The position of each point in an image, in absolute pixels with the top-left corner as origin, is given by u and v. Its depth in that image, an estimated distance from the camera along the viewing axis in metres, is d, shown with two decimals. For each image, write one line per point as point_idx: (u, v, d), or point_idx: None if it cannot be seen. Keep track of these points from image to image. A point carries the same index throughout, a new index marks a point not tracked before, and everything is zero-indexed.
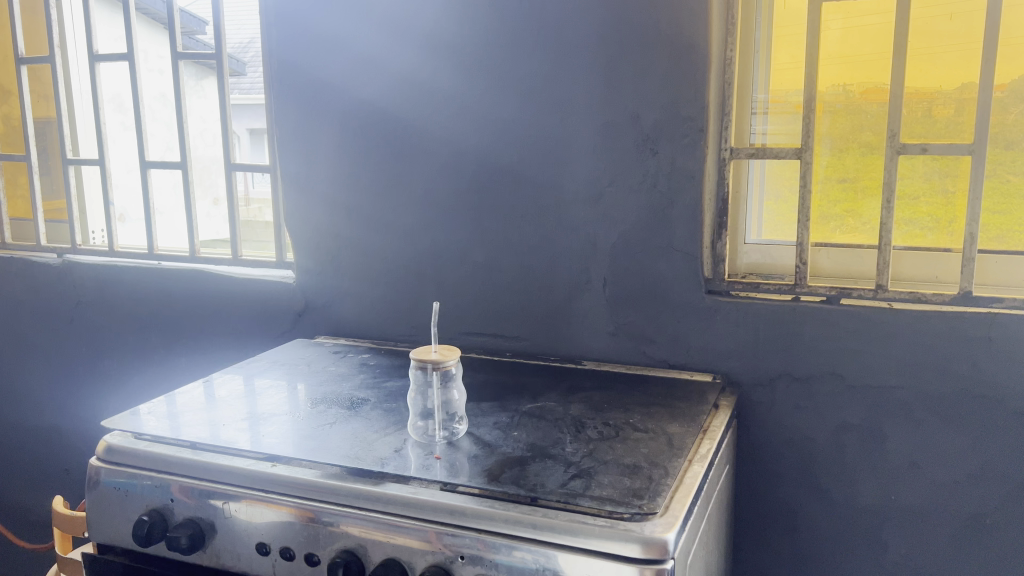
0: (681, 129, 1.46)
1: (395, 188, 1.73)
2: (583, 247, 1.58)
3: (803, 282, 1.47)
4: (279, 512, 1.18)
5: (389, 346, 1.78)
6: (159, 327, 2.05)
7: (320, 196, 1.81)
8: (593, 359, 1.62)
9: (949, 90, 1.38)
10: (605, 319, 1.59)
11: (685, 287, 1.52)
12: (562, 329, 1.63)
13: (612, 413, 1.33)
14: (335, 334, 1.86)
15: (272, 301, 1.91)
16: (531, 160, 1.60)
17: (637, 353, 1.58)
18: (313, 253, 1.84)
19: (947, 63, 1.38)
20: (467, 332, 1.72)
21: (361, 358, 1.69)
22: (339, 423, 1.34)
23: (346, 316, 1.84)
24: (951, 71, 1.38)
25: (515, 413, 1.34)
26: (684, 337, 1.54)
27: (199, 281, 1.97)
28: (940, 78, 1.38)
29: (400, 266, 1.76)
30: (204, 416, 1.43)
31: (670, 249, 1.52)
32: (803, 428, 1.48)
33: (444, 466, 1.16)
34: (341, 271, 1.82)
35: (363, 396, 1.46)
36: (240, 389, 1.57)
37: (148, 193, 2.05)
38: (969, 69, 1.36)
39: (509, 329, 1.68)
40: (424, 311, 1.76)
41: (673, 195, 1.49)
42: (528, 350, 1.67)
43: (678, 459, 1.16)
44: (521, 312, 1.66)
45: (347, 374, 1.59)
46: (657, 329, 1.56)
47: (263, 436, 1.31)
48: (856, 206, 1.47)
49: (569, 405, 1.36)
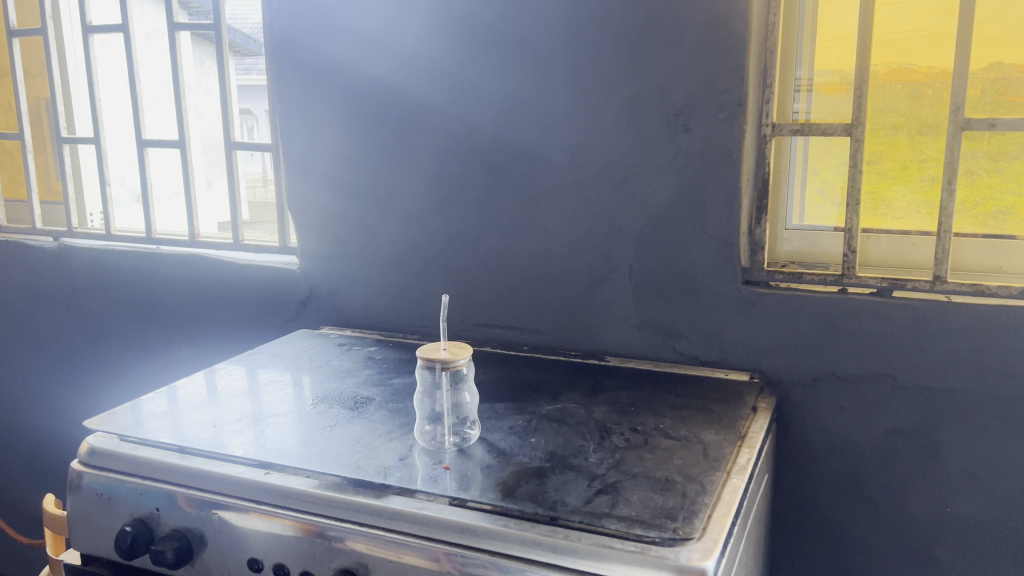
0: (717, 102, 1.33)
1: (404, 168, 1.60)
2: (607, 233, 1.45)
3: (852, 272, 1.33)
4: (272, 524, 1.07)
5: (398, 338, 1.66)
6: (159, 314, 1.94)
7: (324, 178, 1.69)
8: (617, 355, 1.49)
9: (978, 72, 1.25)
10: (631, 311, 1.46)
11: (718, 277, 1.39)
12: (584, 322, 1.50)
13: (640, 417, 1.21)
14: (340, 324, 1.75)
15: (274, 289, 1.80)
16: (550, 138, 1.46)
17: (665, 348, 1.45)
18: (318, 238, 1.73)
19: (991, 37, 1.24)
20: (481, 324, 1.60)
21: (368, 351, 1.57)
22: (339, 426, 1.22)
23: (353, 305, 1.73)
24: (995, 46, 1.24)
25: (533, 416, 1.22)
26: (717, 332, 1.40)
27: (199, 267, 1.87)
28: (981, 55, 1.25)
29: (410, 252, 1.64)
30: (195, 415, 1.31)
31: (702, 235, 1.38)
32: (848, 432, 1.35)
33: (453, 478, 1.05)
34: (346, 258, 1.71)
35: (367, 395, 1.34)
36: (241, 382, 1.46)
37: (145, 172, 1.94)
38: (1005, 50, 1.23)
39: (525, 321, 1.55)
40: (434, 302, 1.64)
41: (707, 176, 1.36)
42: (545, 344, 1.55)
43: (715, 473, 1.04)
44: (539, 304, 1.54)
45: (355, 369, 1.48)
46: (687, 322, 1.42)
47: (256, 440, 1.19)
48: (895, 188, 1.34)
49: (593, 408, 1.24)
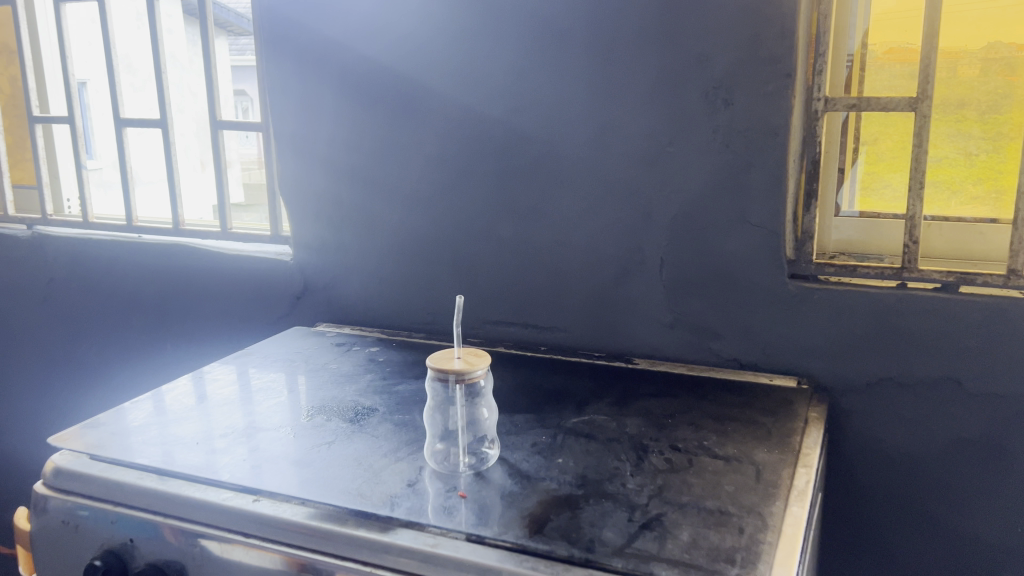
0: (762, 73, 1.17)
1: (406, 149, 1.45)
2: (635, 221, 1.30)
3: (913, 264, 1.18)
4: (262, 561, 0.93)
5: (402, 336, 1.51)
6: (142, 308, 1.79)
7: (319, 160, 1.54)
8: (645, 357, 1.34)
9: (975, 50, 1.15)
10: (661, 308, 1.31)
11: (761, 271, 1.24)
12: (608, 319, 1.36)
13: (679, 432, 1.07)
14: (339, 321, 1.60)
15: (267, 283, 1.65)
16: (571, 114, 1.31)
17: (699, 349, 1.30)
18: (313, 226, 1.57)
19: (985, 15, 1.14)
20: (493, 321, 1.45)
21: (370, 352, 1.43)
22: (339, 443, 1.07)
23: (352, 300, 1.58)
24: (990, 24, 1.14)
25: (558, 430, 1.08)
26: (759, 331, 1.26)
27: (185, 258, 1.71)
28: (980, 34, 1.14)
29: (414, 242, 1.49)
30: (175, 428, 1.16)
31: (744, 223, 1.24)
32: (906, 443, 1.21)
33: (470, 509, 0.90)
34: (345, 248, 1.56)
35: (369, 405, 1.19)
36: (229, 387, 1.32)
37: (124, 155, 1.78)
38: (999, 27, 1.14)
39: (543, 319, 1.41)
40: (441, 297, 1.49)
41: (750, 157, 1.21)
42: (565, 344, 1.40)
43: (773, 502, 0.90)
44: (558, 299, 1.39)
45: (355, 373, 1.33)
46: (725, 321, 1.28)
47: (244, 459, 1.05)
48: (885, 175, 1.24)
49: (625, 421, 1.10)
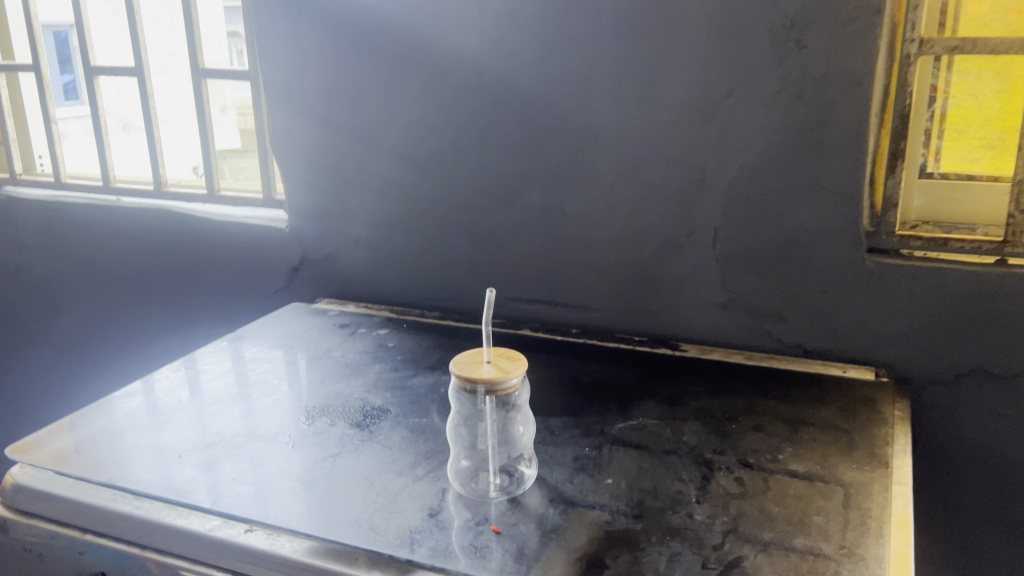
0: (846, 9, 0.98)
1: (415, 101, 1.26)
2: (684, 186, 1.12)
3: (1018, 236, 1.01)
4: None
5: (413, 315, 1.34)
6: (124, 280, 1.62)
7: (315, 113, 1.34)
8: (692, 341, 1.18)
9: None
10: (714, 285, 1.14)
11: (834, 244, 1.07)
12: (651, 298, 1.18)
13: (745, 443, 0.91)
14: (342, 295, 1.43)
15: (259, 253, 1.47)
16: (611, 59, 1.11)
17: (757, 333, 1.14)
18: (311, 189, 1.39)
19: None
20: (517, 299, 1.28)
21: (378, 335, 1.26)
22: (346, 455, 0.91)
23: (356, 273, 1.40)
24: None
25: (603, 440, 0.92)
26: (829, 313, 1.09)
27: (168, 224, 1.53)
28: None
29: (426, 209, 1.31)
30: (157, 431, 1.00)
31: (815, 188, 1.06)
32: (998, 443, 1.05)
33: (507, 547, 0.74)
34: (347, 215, 1.38)
35: (380, 405, 1.03)
36: (221, 377, 1.15)
37: (97, 106, 1.58)
38: None
39: (575, 297, 1.24)
40: (457, 271, 1.31)
41: (826, 109, 1.02)
42: (599, 326, 1.23)
43: (873, 538, 0.75)
44: (592, 275, 1.21)
45: (362, 362, 1.17)
46: (788, 301, 1.11)
47: (233, 477, 0.88)
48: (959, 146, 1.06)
49: (681, 427, 0.94)
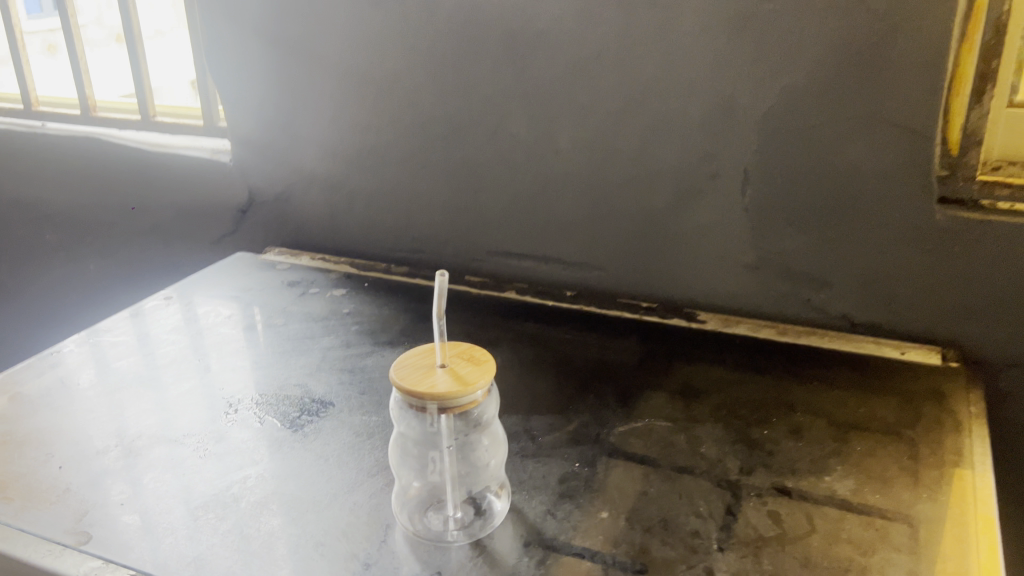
0: None
1: (374, 7, 1.01)
2: (708, 117, 0.89)
3: None
4: None
5: (378, 272, 1.14)
6: (54, 220, 1.40)
7: (255, 22, 1.10)
8: (711, 309, 0.97)
9: None
10: (739, 241, 0.93)
11: (893, 194, 0.84)
12: (661, 256, 0.97)
13: (781, 457, 0.71)
14: (298, 244, 1.22)
15: (199, 193, 1.25)
16: None
17: (792, 300, 0.93)
18: (255, 117, 1.16)
19: None
20: (502, 253, 1.07)
21: (333, 298, 1.06)
22: (270, 468, 0.71)
23: (313, 218, 1.19)
24: None
25: (598, 452, 0.72)
26: (885, 279, 0.88)
27: (96, 158, 1.31)
28: None
29: (391, 143, 1.08)
30: (41, 429, 0.79)
31: (875, 121, 0.82)
32: None
33: None
34: (299, 148, 1.15)
35: (320, 396, 0.83)
36: (139, 353, 0.93)
37: (9, 14, 1.34)
38: None
39: (569, 253, 1.02)
40: (429, 219, 1.10)
41: (896, 17, 0.78)
42: (598, 288, 1.02)
43: None
44: (590, 226, 1.00)
45: (309, 334, 0.96)
46: (832, 264, 0.90)
47: (123, 500, 0.68)
48: None
49: (697, 433, 0.74)
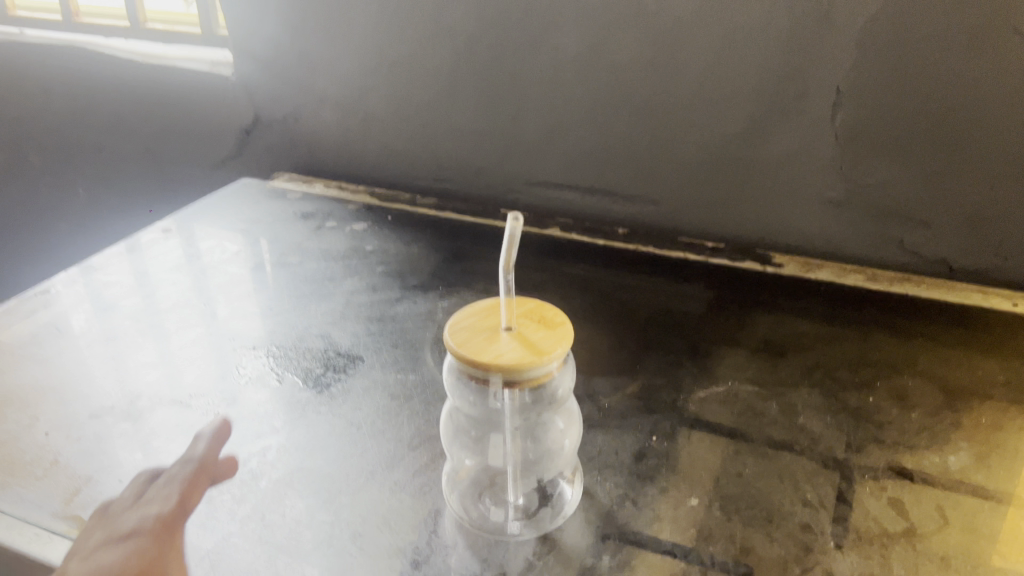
0: None
1: None
2: (797, 25, 0.74)
3: None
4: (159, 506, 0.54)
5: (402, 203, 1.02)
6: (34, 142, 1.26)
7: None
8: (786, 249, 0.86)
9: None
10: (824, 173, 0.80)
11: (1016, 121, 0.71)
12: (729, 189, 0.85)
13: (894, 430, 0.61)
14: (312, 170, 1.10)
15: (195, 112, 1.11)
16: None
17: (881, 242, 0.81)
18: (255, 24, 1.01)
19: None
20: (543, 183, 0.95)
21: (353, 232, 0.94)
22: (293, 439, 0.61)
23: (326, 142, 1.06)
24: None
25: (678, 423, 0.62)
26: (996, 218, 0.76)
27: (75, 72, 1.15)
28: None
29: (414, 54, 0.93)
30: (23, 386, 0.67)
31: (1004, 32, 0.68)
32: None
33: None
34: (306, 61, 1.01)
35: (347, 349, 0.72)
36: (135, 296, 0.81)
37: None
38: None
39: (622, 184, 0.90)
40: (458, 143, 0.97)
41: None
42: (654, 223, 0.91)
43: None
44: (647, 154, 0.87)
45: (329, 275, 0.85)
46: (932, 202, 0.77)
47: (121, 476, 0.57)
48: None
49: (793, 401, 0.64)
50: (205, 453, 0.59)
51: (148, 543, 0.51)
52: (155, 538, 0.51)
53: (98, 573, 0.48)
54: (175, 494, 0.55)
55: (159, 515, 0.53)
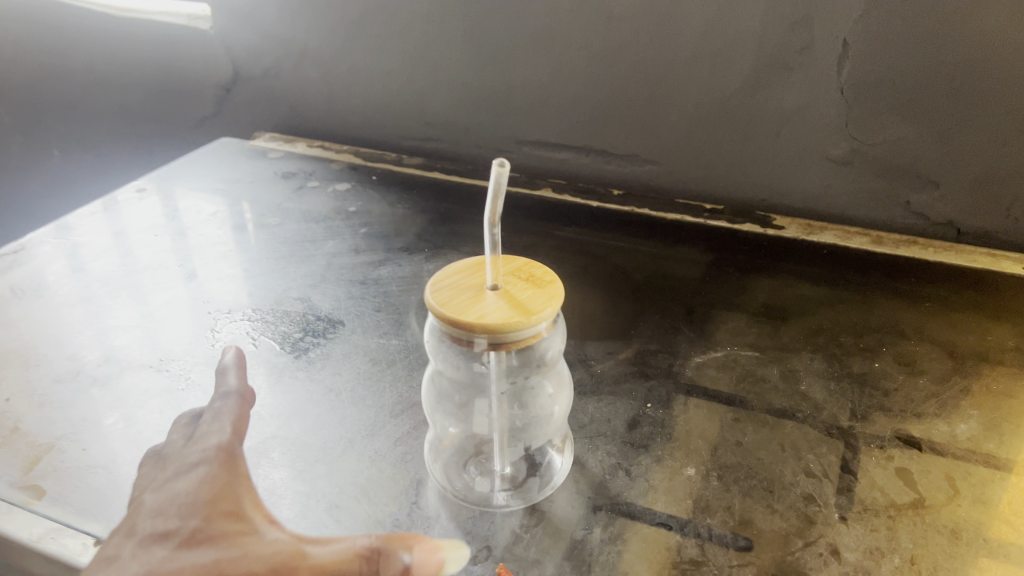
0: None
1: None
2: None
3: None
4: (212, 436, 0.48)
5: (388, 163, 0.98)
6: None
7: None
8: (786, 210, 0.83)
9: None
10: (829, 131, 0.77)
11: None
12: (729, 147, 0.82)
13: (900, 396, 0.58)
14: (296, 129, 1.06)
15: (173, 68, 1.07)
16: None
17: (887, 203, 0.78)
18: None
19: None
20: (535, 142, 0.91)
21: (337, 193, 0.90)
22: (267, 406, 0.57)
23: (309, 99, 1.02)
24: None
25: (674, 389, 0.59)
26: (1007, 178, 0.73)
27: (43, 25, 1.09)
28: None
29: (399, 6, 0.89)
30: None
31: None
32: None
33: None
34: (287, 14, 0.96)
35: (327, 313, 0.68)
36: (106, 256, 0.77)
37: None
38: None
39: (617, 142, 0.87)
40: (447, 101, 0.93)
41: None
42: (650, 183, 0.88)
43: None
44: (644, 111, 0.83)
45: (310, 236, 0.81)
46: (941, 161, 0.74)
47: (83, 445, 0.54)
48: None
49: (794, 366, 0.61)
50: (242, 386, 0.53)
51: (216, 471, 0.44)
52: (225, 463, 0.45)
53: (173, 503, 0.42)
54: (229, 421, 0.49)
55: (221, 442, 0.47)
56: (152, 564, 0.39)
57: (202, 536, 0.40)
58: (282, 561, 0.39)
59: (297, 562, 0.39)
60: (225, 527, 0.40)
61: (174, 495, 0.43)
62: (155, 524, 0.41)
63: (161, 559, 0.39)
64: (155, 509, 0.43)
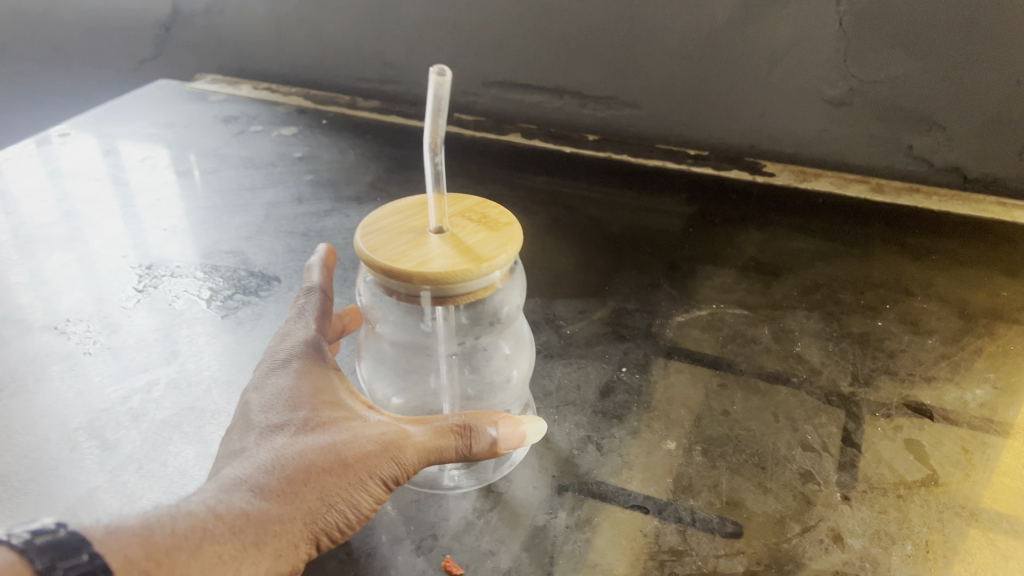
0: None
1: None
2: None
3: None
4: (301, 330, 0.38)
5: (341, 107, 0.90)
6: None
7: None
8: (777, 156, 0.76)
9: None
10: (825, 69, 0.69)
11: None
12: (715, 88, 0.74)
13: (907, 357, 0.51)
14: (243, 71, 0.97)
15: (105, 5, 0.97)
16: None
17: (887, 149, 0.72)
18: None
19: None
20: (502, 84, 0.83)
21: (282, 138, 0.82)
22: (187, 373, 0.50)
23: (255, 37, 0.93)
24: None
25: (652, 350, 0.52)
26: (1019, 118, 0.66)
27: None
28: None
29: None
30: None
31: None
32: None
33: None
34: None
35: (262, 268, 0.61)
36: (21, 202, 0.68)
37: None
38: None
39: (592, 84, 0.79)
40: (404, 39, 0.84)
41: None
42: (628, 127, 0.81)
43: None
44: (621, 48, 0.75)
45: (249, 185, 0.73)
46: (947, 101, 0.67)
47: None
48: None
49: (789, 324, 0.54)
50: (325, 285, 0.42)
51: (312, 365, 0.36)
52: (318, 354, 0.37)
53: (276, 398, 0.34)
54: (313, 316, 0.40)
55: (304, 335, 0.38)
56: (272, 452, 0.31)
57: (314, 423, 0.32)
58: (392, 438, 0.32)
59: (402, 442, 0.32)
60: (331, 413, 0.33)
61: (275, 391, 0.34)
62: (264, 419, 0.33)
63: (281, 447, 0.31)
64: (257, 409, 0.34)
